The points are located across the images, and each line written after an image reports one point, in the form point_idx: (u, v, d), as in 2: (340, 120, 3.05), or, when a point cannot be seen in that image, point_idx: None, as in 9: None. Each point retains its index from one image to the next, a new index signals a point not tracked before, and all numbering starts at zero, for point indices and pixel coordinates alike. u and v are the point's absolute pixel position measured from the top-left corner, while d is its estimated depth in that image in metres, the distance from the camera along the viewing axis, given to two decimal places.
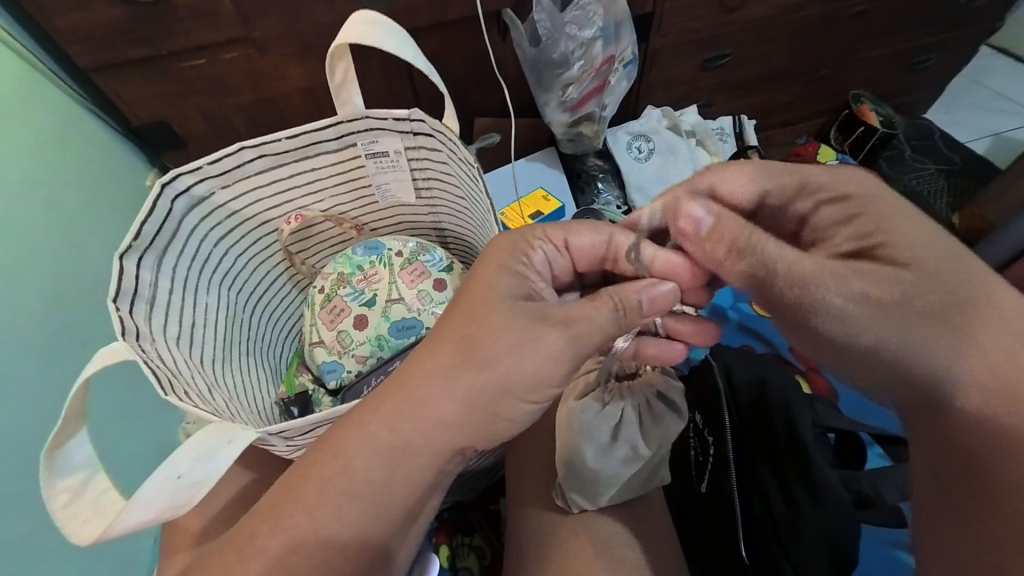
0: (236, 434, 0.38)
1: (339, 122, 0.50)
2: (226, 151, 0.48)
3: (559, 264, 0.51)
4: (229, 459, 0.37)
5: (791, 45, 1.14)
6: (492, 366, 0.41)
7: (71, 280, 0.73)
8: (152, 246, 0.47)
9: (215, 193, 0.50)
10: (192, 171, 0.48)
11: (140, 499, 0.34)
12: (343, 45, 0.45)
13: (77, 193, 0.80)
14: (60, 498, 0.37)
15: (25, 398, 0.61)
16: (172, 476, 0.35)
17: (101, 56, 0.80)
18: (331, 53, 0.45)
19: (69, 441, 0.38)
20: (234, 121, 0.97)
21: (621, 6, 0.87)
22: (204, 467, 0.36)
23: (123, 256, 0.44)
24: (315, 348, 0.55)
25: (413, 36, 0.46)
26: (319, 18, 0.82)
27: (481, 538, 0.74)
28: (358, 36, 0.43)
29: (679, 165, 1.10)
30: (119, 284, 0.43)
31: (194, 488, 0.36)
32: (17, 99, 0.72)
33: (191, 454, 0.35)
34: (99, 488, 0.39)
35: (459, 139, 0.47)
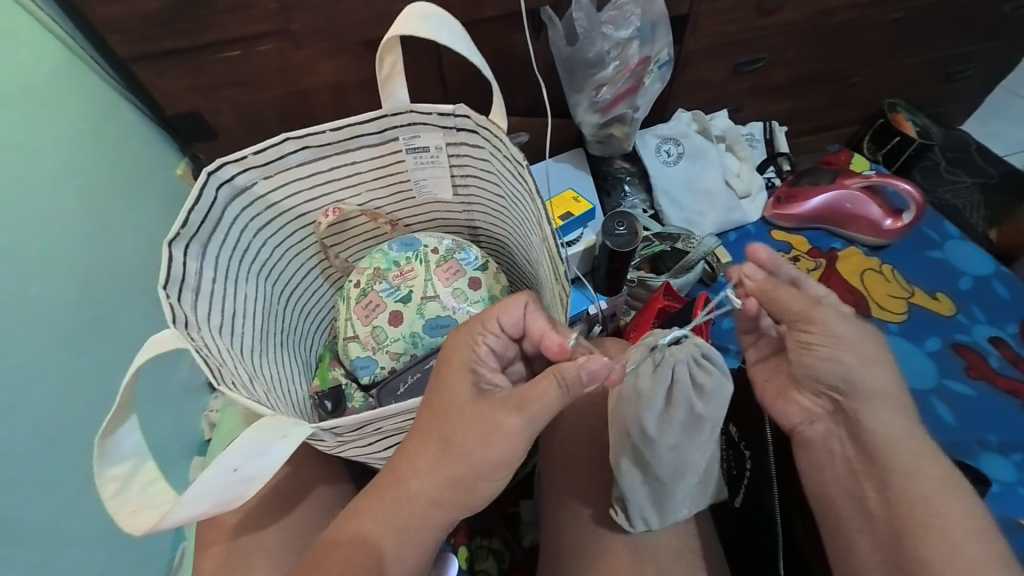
0: (290, 429, 0.37)
1: (383, 117, 0.49)
2: (269, 142, 0.48)
3: (508, 349, 0.48)
4: (283, 453, 0.37)
5: (827, 51, 1.11)
6: (465, 460, 0.41)
7: (102, 266, 0.75)
8: (197, 235, 0.47)
9: (256, 184, 0.50)
10: (235, 161, 0.47)
11: (196, 491, 0.34)
12: (395, 38, 0.44)
13: (111, 180, 0.81)
14: (110, 486, 0.37)
15: (50, 384, 0.62)
16: (228, 470, 0.34)
17: (138, 46, 0.81)
18: (381, 47, 0.44)
19: (119, 430, 0.38)
20: (264, 115, 0.97)
21: (658, 7, 0.85)
22: (259, 461, 0.36)
23: (170, 245, 0.44)
24: (349, 343, 0.55)
25: (463, 28, 0.45)
26: (355, 13, 0.82)
27: (500, 541, 0.73)
28: (411, 28, 0.42)
29: (709, 168, 1.08)
30: (166, 273, 0.44)
31: (247, 479, 0.36)
32: (54, 86, 0.73)
33: (245, 450, 0.35)
34: (145, 479, 0.39)
35: (504, 136, 0.46)
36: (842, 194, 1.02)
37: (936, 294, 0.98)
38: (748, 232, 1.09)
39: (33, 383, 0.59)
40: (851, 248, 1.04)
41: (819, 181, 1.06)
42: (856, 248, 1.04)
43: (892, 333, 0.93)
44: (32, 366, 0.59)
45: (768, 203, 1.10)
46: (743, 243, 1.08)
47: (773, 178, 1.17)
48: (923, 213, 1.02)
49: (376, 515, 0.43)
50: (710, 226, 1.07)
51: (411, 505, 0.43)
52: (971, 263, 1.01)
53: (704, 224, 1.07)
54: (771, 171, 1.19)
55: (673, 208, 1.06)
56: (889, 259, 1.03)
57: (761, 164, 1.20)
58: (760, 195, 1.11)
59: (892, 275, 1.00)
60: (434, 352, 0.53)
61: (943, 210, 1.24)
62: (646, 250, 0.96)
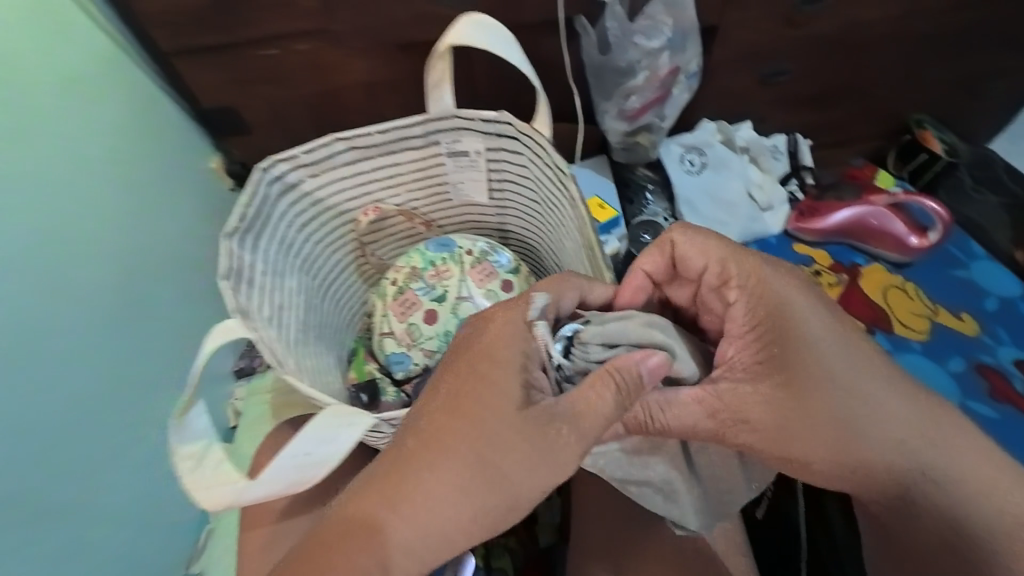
0: (353, 419, 0.44)
1: (428, 121, 0.51)
2: (319, 142, 0.51)
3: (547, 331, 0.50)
4: (347, 441, 0.43)
5: (856, 64, 1.11)
6: (495, 474, 0.43)
7: (136, 255, 0.77)
8: (250, 230, 0.49)
9: (303, 181, 0.53)
10: (288, 160, 0.50)
11: (273, 471, 0.41)
12: (446, 45, 0.46)
13: (152, 172, 0.84)
14: (187, 462, 0.43)
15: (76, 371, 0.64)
16: (301, 453, 0.41)
17: (180, 41, 0.83)
18: (434, 54, 0.46)
19: (193, 411, 0.44)
20: (297, 112, 0.98)
21: (690, 16, 0.86)
22: (325, 446, 0.42)
23: (228, 239, 0.47)
24: (384, 339, 0.57)
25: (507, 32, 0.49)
26: (394, 14, 0.83)
27: (515, 539, 0.74)
28: (464, 39, 0.44)
29: (732, 179, 1.08)
30: (225, 265, 0.47)
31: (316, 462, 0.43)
32: (94, 78, 0.75)
33: (316, 434, 0.42)
34: (214, 458, 0.44)
35: (548, 143, 0.48)
36: (866, 210, 1.02)
37: (961, 314, 0.97)
38: (769, 243, 1.08)
39: (63, 370, 0.62)
40: (874, 264, 1.03)
41: (842, 196, 1.06)
42: (878, 264, 1.03)
43: (914, 352, 0.92)
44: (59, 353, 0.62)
45: (791, 215, 1.09)
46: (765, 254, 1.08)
47: (796, 191, 1.17)
48: (948, 232, 1.02)
49: (393, 511, 0.42)
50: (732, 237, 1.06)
51: (435, 507, 0.43)
52: (997, 282, 1.00)
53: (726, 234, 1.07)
54: (794, 183, 1.19)
55: (695, 217, 1.06)
56: (913, 276, 1.02)
57: (785, 176, 1.20)
58: (782, 208, 1.09)
59: (915, 293, 1.00)
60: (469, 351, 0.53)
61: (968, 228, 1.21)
62: None
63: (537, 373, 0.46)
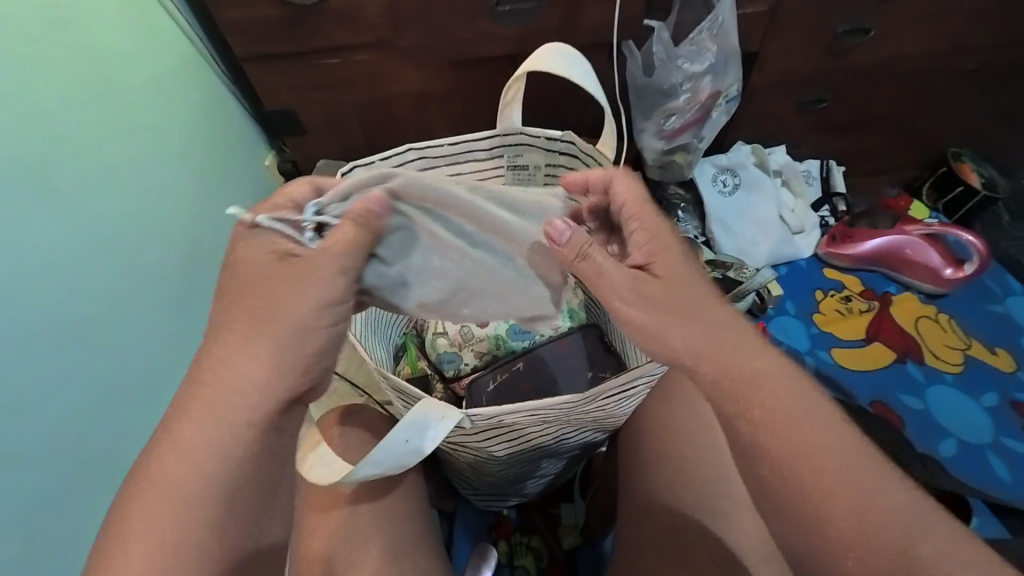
0: (446, 411, 0.45)
1: (496, 136, 0.63)
2: (395, 152, 0.62)
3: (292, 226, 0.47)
4: (441, 430, 0.44)
5: (894, 94, 1.12)
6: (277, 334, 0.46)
7: (188, 243, 0.83)
8: None
9: None
10: (363, 166, 0.62)
11: (379, 457, 0.43)
12: (523, 72, 0.56)
13: (214, 168, 0.91)
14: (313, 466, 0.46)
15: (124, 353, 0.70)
16: (402, 439, 0.43)
17: (253, 48, 0.89)
18: (511, 78, 0.56)
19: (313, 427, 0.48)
20: (349, 117, 1.03)
21: (732, 44, 0.88)
22: (421, 436, 0.44)
23: None
24: (438, 338, 0.70)
25: (591, 69, 0.58)
26: (456, 32, 0.88)
27: (538, 540, 0.81)
28: (546, 63, 0.56)
29: (765, 201, 1.10)
30: None
31: (414, 449, 0.44)
32: (166, 76, 0.80)
33: (412, 426, 0.43)
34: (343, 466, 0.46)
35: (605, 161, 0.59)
36: (901, 240, 1.03)
37: (996, 348, 0.96)
38: (799, 266, 1.09)
39: (113, 348, 0.68)
40: (908, 294, 1.03)
41: (876, 224, 1.07)
42: (912, 294, 1.03)
43: (946, 383, 0.92)
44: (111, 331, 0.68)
45: (822, 240, 1.10)
46: (796, 276, 1.08)
47: (827, 217, 1.17)
48: (985, 266, 1.01)
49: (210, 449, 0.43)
50: (762, 258, 1.08)
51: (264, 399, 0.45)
52: None
53: (757, 255, 1.08)
54: (825, 209, 1.20)
55: (727, 235, 1.08)
56: (947, 308, 1.01)
57: (816, 202, 1.21)
58: (814, 232, 1.11)
59: (949, 325, 0.99)
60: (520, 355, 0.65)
61: (1004, 264, 1.20)
62: None
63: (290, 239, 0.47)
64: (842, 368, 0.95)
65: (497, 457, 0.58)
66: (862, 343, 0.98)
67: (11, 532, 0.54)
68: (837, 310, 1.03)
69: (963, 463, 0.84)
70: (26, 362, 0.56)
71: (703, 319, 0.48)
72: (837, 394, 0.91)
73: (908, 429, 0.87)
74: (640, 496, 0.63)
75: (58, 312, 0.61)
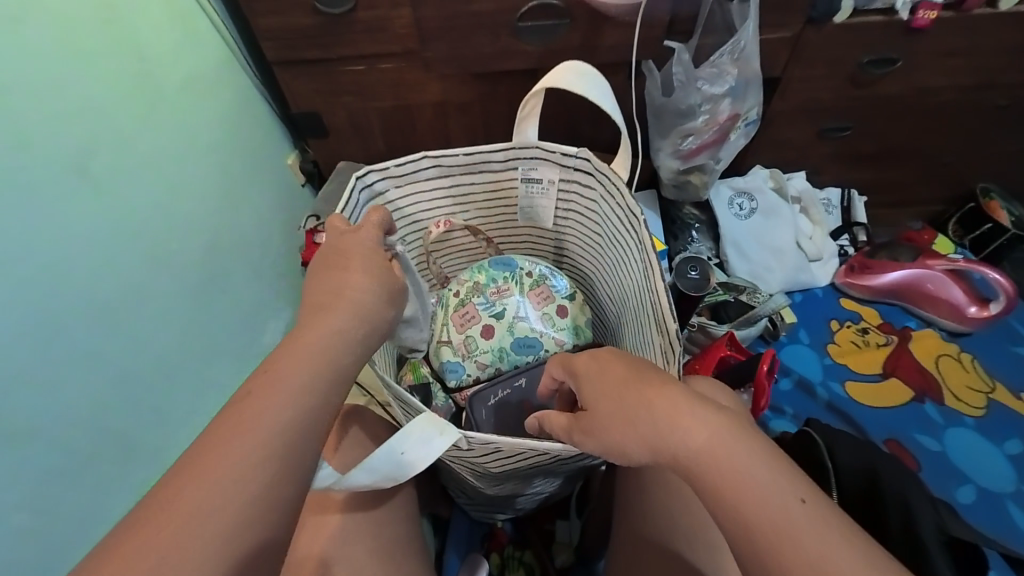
0: (445, 427, 0.45)
1: (511, 149, 0.63)
2: (410, 159, 0.63)
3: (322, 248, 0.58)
4: (441, 444, 0.45)
5: (919, 126, 1.10)
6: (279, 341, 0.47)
7: (210, 236, 0.85)
8: None
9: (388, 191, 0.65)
10: (380, 171, 0.63)
11: (374, 464, 0.43)
12: (541, 88, 0.57)
13: (240, 165, 0.94)
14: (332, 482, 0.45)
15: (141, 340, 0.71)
16: (398, 451, 0.43)
17: (285, 53, 0.93)
18: (529, 94, 0.58)
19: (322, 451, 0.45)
20: (372, 123, 1.06)
21: (753, 68, 0.88)
22: (421, 448, 0.44)
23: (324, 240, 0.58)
24: (442, 347, 0.70)
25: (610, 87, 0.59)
26: (480, 47, 0.90)
27: (531, 555, 0.77)
28: (565, 81, 0.57)
29: (783, 227, 1.07)
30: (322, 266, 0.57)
31: (407, 462, 0.44)
32: (200, 76, 0.84)
33: (413, 436, 0.44)
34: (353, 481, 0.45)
35: (618, 183, 0.59)
36: (922, 274, 0.99)
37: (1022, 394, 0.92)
38: (815, 295, 1.07)
39: (133, 333, 0.70)
40: (928, 330, 1.00)
41: (897, 257, 1.04)
42: (933, 330, 0.99)
43: (966, 426, 0.88)
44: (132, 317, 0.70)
45: (840, 269, 1.07)
46: (811, 305, 1.06)
47: (846, 247, 1.15)
48: (1012, 306, 0.97)
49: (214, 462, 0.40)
50: (776, 284, 1.06)
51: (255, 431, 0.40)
52: None
53: (770, 281, 1.06)
54: (845, 238, 1.17)
55: (740, 259, 1.06)
56: (969, 347, 0.97)
57: (835, 230, 1.19)
58: (831, 260, 1.09)
59: (971, 365, 0.95)
60: (523, 372, 0.67)
61: None
62: (711, 298, 0.95)
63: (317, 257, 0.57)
64: (855, 402, 0.92)
65: (491, 472, 0.57)
66: (878, 377, 0.94)
67: (21, 509, 0.55)
68: (852, 342, 1.00)
69: (980, 510, 0.80)
70: (48, 340, 0.58)
71: (627, 399, 0.41)
72: (846, 427, 0.89)
73: (922, 470, 0.83)
74: (646, 525, 0.59)
75: (81, 294, 0.63)
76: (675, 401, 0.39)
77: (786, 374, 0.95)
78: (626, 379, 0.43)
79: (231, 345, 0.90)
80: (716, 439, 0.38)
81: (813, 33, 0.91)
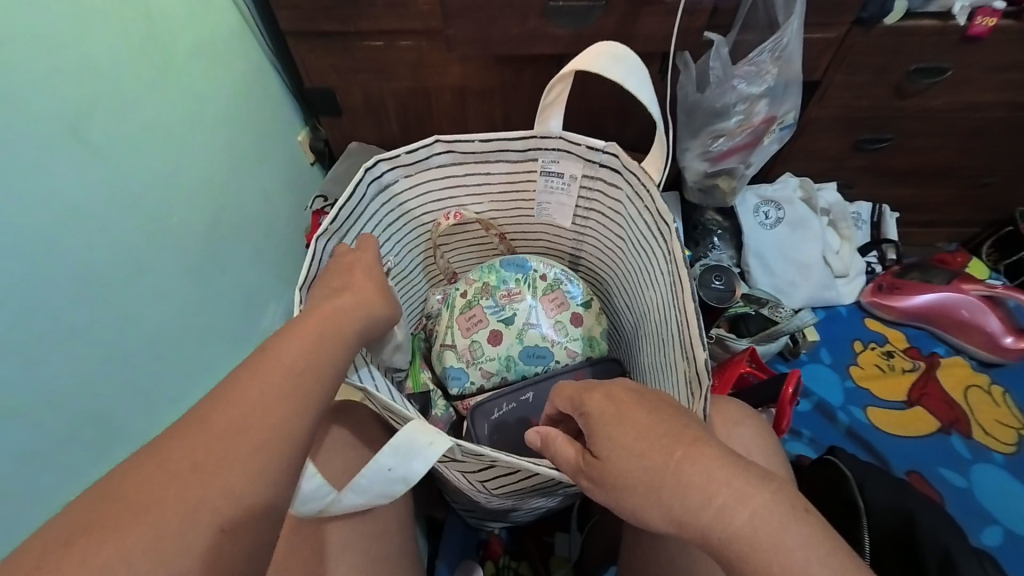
0: (435, 438, 0.41)
1: (531, 138, 0.59)
2: (422, 145, 0.59)
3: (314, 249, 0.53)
4: (427, 459, 0.40)
5: (965, 144, 1.03)
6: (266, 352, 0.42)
7: (210, 210, 0.81)
8: (335, 230, 0.55)
9: (397, 181, 0.61)
10: (389, 160, 0.59)
11: (361, 482, 0.40)
12: (569, 72, 0.52)
13: (247, 140, 0.90)
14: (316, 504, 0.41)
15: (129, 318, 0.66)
16: (384, 468, 0.40)
17: (301, 24, 0.87)
18: (554, 78, 0.53)
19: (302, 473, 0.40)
20: (387, 103, 1.02)
21: (796, 69, 0.83)
22: (405, 464, 0.40)
23: (315, 238, 0.53)
24: (445, 352, 0.66)
25: (644, 74, 0.54)
26: (509, 29, 0.84)
27: (527, 566, 0.76)
28: (595, 66, 0.52)
29: (810, 241, 1.02)
30: (306, 270, 0.52)
31: (399, 478, 0.41)
32: (207, 41, 0.79)
33: (395, 454, 0.40)
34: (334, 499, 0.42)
35: (647, 185, 0.54)
36: (956, 299, 0.94)
37: None
38: (839, 314, 1.02)
39: (119, 309, 0.65)
40: (957, 358, 0.95)
41: (930, 279, 0.99)
42: (963, 359, 0.95)
43: (995, 463, 0.83)
44: (120, 292, 0.65)
45: (868, 288, 1.02)
46: (835, 325, 1.01)
47: (874, 264, 1.10)
48: None
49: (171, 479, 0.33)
50: (800, 300, 1.01)
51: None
52: None
53: (794, 296, 1.01)
54: (873, 255, 1.12)
55: (763, 273, 1.01)
56: (1001, 379, 0.92)
57: (863, 246, 1.13)
58: (858, 278, 1.04)
59: (1002, 400, 0.90)
60: (531, 385, 0.63)
61: None
62: (733, 311, 0.90)
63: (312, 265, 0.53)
64: (876, 430, 0.87)
65: (493, 488, 0.54)
66: (901, 405, 0.90)
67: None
68: (877, 365, 0.95)
69: (1011, 557, 0.74)
70: (29, 313, 0.55)
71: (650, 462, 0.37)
72: (868, 456, 0.84)
73: (947, 506, 0.79)
74: (658, 562, 0.56)
75: (73, 264, 0.59)
76: (706, 469, 0.35)
77: (805, 396, 0.91)
78: (650, 431, 0.38)
79: (228, 328, 0.86)
80: (759, 519, 0.33)
81: (861, 36, 0.85)
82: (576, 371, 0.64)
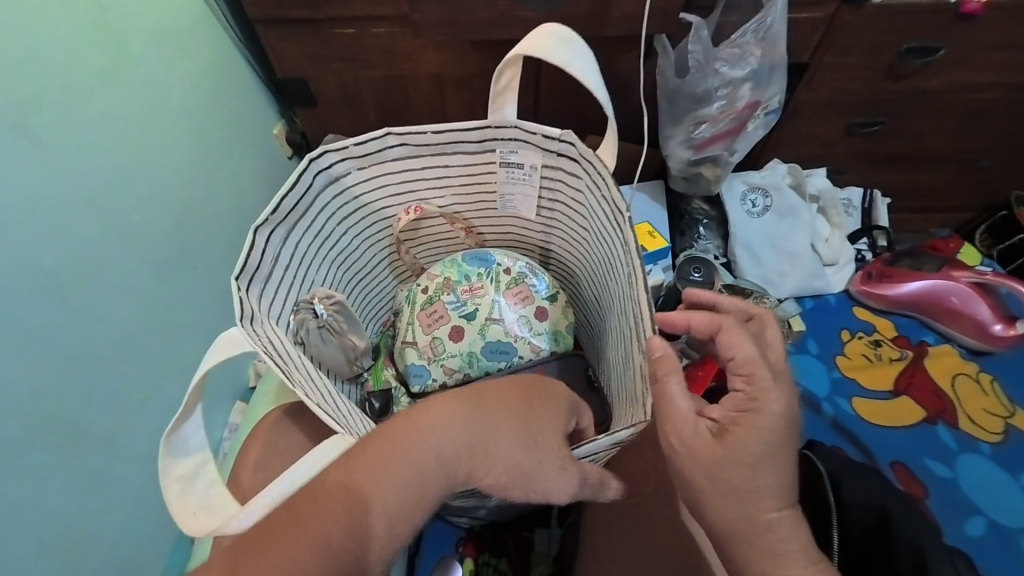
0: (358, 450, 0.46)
1: (486, 128, 0.57)
2: (373, 136, 0.57)
3: (257, 237, 0.51)
4: None
5: (958, 126, 1.00)
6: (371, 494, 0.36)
7: (177, 207, 0.79)
8: (281, 222, 0.54)
9: (349, 173, 0.59)
10: (337, 151, 0.57)
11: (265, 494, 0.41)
12: (518, 55, 0.50)
13: (217, 133, 0.87)
14: (176, 486, 0.43)
15: (90, 320, 0.64)
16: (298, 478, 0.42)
17: (268, 11, 0.84)
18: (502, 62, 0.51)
19: (183, 428, 0.44)
20: (363, 93, 0.99)
21: (781, 51, 0.79)
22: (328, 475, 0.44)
23: (257, 230, 0.51)
24: (407, 349, 0.65)
25: (594, 58, 0.51)
26: (479, 13, 0.80)
27: (507, 564, 0.75)
28: (545, 49, 0.49)
29: (796, 229, 1.00)
30: (243, 264, 0.50)
31: None
32: (167, 31, 0.76)
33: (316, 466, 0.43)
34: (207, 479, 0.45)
35: (602, 173, 0.52)
36: (945, 287, 0.92)
37: None
38: (826, 303, 1.00)
39: (80, 313, 0.63)
40: (946, 346, 0.93)
41: (920, 266, 0.97)
42: (952, 347, 0.93)
43: (981, 454, 0.82)
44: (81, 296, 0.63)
45: (856, 276, 1.00)
46: (821, 314, 0.99)
47: (865, 251, 1.08)
48: None
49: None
50: (786, 289, 0.99)
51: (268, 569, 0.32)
52: None
53: (778, 285, 1.00)
54: (863, 242, 1.10)
55: (749, 262, 0.99)
56: (991, 368, 0.91)
57: (853, 234, 1.10)
58: (847, 267, 1.02)
59: (991, 388, 0.89)
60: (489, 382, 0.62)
61: None
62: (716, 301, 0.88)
63: (254, 259, 0.51)
64: (863, 422, 0.86)
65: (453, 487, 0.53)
66: (889, 396, 0.88)
67: None
68: (865, 355, 0.93)
69: (1000, 556, 0.72)
70: None
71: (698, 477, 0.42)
72: (856, 450, 0.82)
73: (931, 499, 0.78)
74: None
75: (27, 266, 0.57)
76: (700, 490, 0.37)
77: None
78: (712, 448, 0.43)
79: (202, 328, 0.85)
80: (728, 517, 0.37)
81: (851, 15, 0.82)
82: (539, 367, 0.64)
